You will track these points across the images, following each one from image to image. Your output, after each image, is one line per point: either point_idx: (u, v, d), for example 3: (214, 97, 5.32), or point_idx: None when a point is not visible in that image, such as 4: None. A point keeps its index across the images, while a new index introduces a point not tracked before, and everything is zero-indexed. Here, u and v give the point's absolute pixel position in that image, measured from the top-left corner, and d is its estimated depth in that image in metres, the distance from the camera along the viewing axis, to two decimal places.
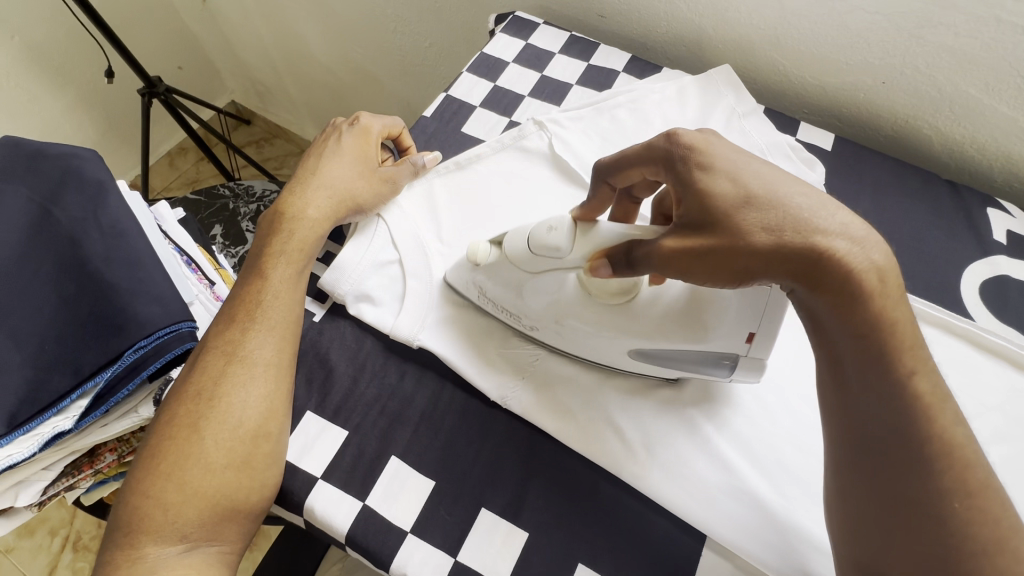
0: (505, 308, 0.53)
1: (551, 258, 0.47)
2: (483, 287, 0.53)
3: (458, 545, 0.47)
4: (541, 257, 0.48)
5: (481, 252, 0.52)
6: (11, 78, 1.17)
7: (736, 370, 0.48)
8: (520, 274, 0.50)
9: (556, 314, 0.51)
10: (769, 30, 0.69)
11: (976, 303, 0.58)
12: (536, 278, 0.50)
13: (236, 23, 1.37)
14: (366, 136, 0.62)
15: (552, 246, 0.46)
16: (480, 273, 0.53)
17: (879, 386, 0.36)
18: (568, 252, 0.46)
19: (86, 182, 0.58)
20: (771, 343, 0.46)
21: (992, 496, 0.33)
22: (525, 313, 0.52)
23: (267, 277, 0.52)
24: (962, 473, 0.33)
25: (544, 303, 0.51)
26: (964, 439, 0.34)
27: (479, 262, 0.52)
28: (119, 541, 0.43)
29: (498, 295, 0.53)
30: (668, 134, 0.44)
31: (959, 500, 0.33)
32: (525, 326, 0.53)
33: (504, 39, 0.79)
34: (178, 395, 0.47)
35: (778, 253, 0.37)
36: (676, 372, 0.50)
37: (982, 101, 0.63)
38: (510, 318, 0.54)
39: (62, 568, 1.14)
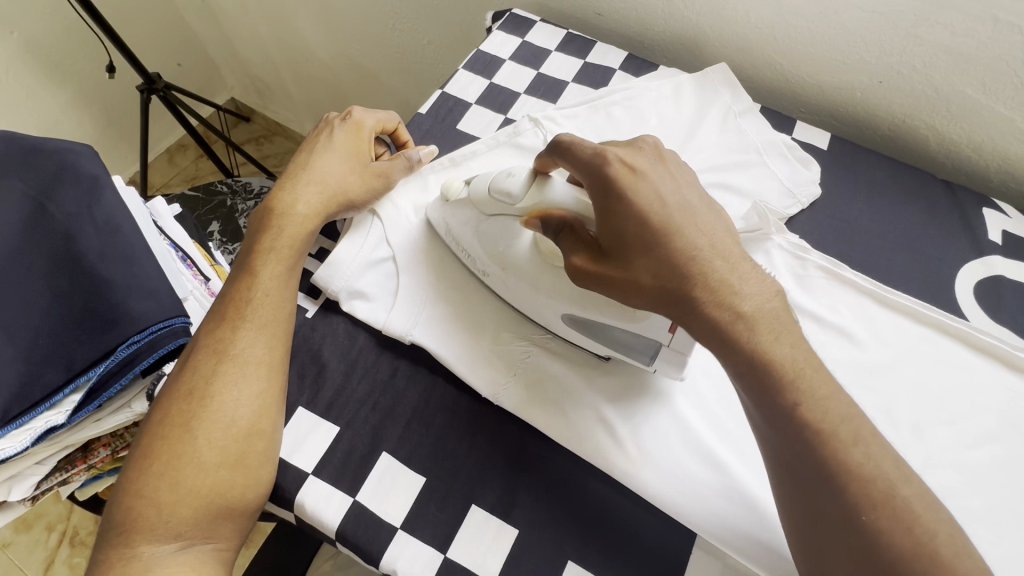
0: (464, 248, 0.57)
1: (504, 202, 0.52)
2: (447, 220, 0.58)
3: (449, 542, 0.47)
4: (499, 199, 0.52)
5: (455, 189, 0.58)
6: (10, 74, 1.18)
7: (658, 358, 0.48)
8: (479, 214, 0.56)
9: (501, 260, 0.55)
10: (766, 28, 0.69)
11: (971, 303, 0.58)
12: (489, 220, 0.55)
13: (235, 20, 1.36)
14: (358, 130, 0.61)
15: (506, 190, 0.51)
16: (448, 208, 0.58)
17: (787, 411, 0.36)
18: (517, 199, 0.51)
19: (82, 178, 0.58)
20: (692, 338, 0.46)
21: (911, 502, 0.33)
22: (478, 255, 0.56)
23: (258, 275, 0.52)
24: (868, 484, 0.34)
25: (494, 248, 0.55)
26: (863, 458, 0.35)
27: (450, 196, 0.58)
28: (112, 541, 0.42)
29: (460, 233, 0.57)
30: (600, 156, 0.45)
31: (866, 513, 0.33)
32: (478, 271, 0.57)
33: (501, 37, 0.79)
34: (170, 395, 0.47)
35: (663, 295, 0.40)
36: (606, 350, 0.51)
37: (979, 100, 0.62)
38: (466, 260, 0.57)
39: (59, 563, 1.14)
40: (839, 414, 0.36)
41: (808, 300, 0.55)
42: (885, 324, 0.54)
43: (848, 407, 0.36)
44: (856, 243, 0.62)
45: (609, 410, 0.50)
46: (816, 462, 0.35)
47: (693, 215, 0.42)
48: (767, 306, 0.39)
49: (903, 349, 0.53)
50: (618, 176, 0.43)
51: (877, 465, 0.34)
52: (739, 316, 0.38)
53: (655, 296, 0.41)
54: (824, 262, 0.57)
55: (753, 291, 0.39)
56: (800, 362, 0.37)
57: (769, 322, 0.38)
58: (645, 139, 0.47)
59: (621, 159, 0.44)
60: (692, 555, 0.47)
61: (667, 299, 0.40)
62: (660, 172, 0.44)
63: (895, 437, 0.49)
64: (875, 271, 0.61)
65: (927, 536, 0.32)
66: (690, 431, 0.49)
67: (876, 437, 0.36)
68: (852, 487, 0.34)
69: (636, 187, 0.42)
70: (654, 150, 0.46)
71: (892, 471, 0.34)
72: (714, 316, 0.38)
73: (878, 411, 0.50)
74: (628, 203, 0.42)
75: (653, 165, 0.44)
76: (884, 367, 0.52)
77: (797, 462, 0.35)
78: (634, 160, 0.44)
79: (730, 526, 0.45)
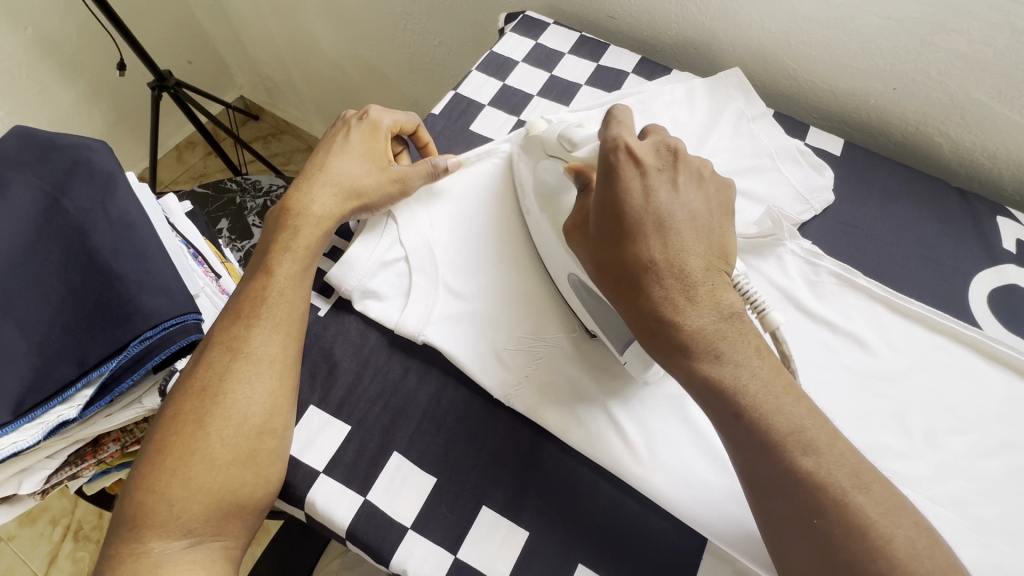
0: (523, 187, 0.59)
1: (564, 148, 0.53)
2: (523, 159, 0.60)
3: (459, 543, 0.47)
4: (562, 144, 0.53)
5: (536, 128, 0.58)
6: (23, 70, 1.19)
7: (629, 348, 0.48)
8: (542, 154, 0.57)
9: (545, 202, 0.56)
10: (780, 33, 0.69)
11: (985, 312, 0.58)
12: (549, 161, 0.55)
13: (245, 18, 1.37)
14: (376, 130, 0.61)
15: (570, 138, 0.52)
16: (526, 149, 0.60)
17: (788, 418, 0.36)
18: (577, 147, 0.51)
19: (95, 172, 0.58)
20: None
21: (866, 508, 0.34)
22: (529, 195, 0.58)
23: (273, 273, 0.52)
24: (818, 490, 0.34)
25: (546, 190, 0.56)
26: (813, 466, 0.35)
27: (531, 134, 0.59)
28: (124, 535, 0.42)
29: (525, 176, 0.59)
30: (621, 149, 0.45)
31: (817, 517, 0.34)
32: (524, 209, 0.59)
33: (515, 39, 0.79)
34: (184, 390, 0.47)
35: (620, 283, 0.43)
36: (595, 326, 0.51)
37: (994, 108, 0.62)
38: (520, 193, 0.60)
39: (63, 557, 1.14)
40: (784, 427, 0.36)
41: (820, 306, 0.55)
42: (897, 331, 0.54)
43: (802, 418, 0.37)
44: (868, 248, 0.62)
45: (619, 413, 0.50)
46: (837, 472, 0.35)
47: (671, 229, 0.43)
48: (711, 327, 0.40)
49: (916, 357, 0.52)
50: (618, 169, 0.44)
51: (830, 474, 0.35)
52: (677, 328, 0.40)
53: (610, 281, 0.44)
54: (838, 268, 0.56)
55: (703, 312, 0.40)
56: (744, 379, 0.38)
57: (713, 342, 0.39)
58: (671, 139, 0.46)
59: (630, 154, 0.45)
60: (702, 560, 0.47)
61: (619, 292, 0.43)
62: (662, 177, 0.44)
63: (907, 445, 0.48)
64: (889, 278, 0.61)
65: (884, 539, 0.33)
66: (703, 437, 0.49)
67: (832, 446, 0.36)
68: (866, 504, 0.34)
69: (630, 184, 0.44)
70: (672, 155, 0.46)
71: (844, 479, 0.35)
72: (654, 318, 0.41)
73: (890, 417, 0.50)
74: (614, 198, 0.44)
75: (660, 171, 0.45)
76: (897, 374, 0.52)
77: (752, 465, 0.37)
78: (644, 159, 0.45)
79: (742, 533, 0.45)
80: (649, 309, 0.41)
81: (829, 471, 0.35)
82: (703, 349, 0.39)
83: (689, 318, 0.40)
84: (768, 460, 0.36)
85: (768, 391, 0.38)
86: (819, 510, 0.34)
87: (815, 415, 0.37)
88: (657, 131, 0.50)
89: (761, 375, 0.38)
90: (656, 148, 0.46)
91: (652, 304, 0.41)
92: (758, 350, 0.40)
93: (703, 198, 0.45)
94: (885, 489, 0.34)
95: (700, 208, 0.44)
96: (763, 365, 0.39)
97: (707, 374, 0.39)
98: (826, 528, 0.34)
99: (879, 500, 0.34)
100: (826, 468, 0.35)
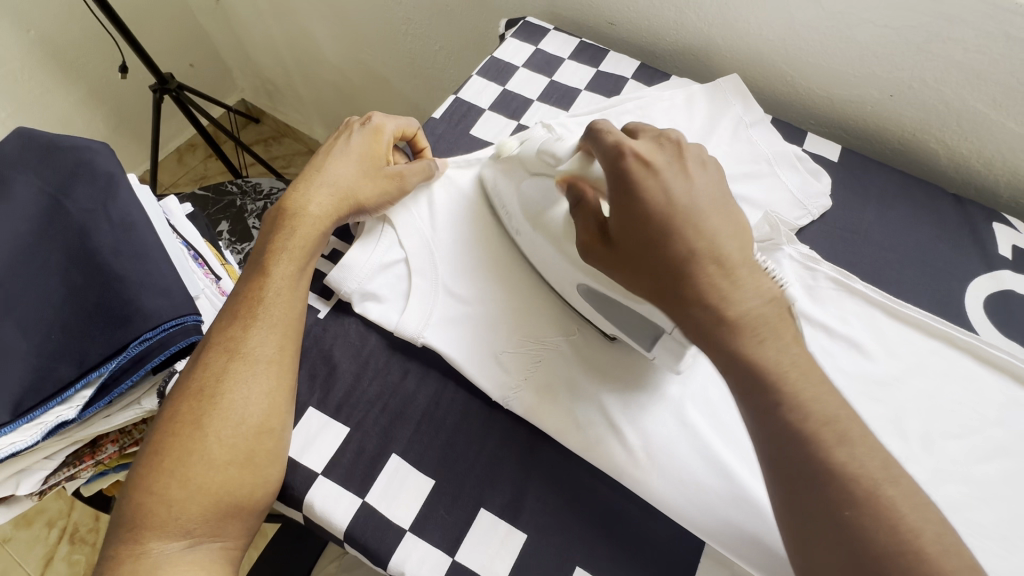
0: (506, 208, 0.60)
1: (546, 163, 0.54)
2: (496, 182, 0.60)
3: (457, 545, 0.47)
4: (543, 159, 0.54)
5: (508, 148, 0.60)
6: (25, 72, 1.19)
7: (657, 344, 0.48)
8: (524, 173, 0.57)
9: (534, 220, 0.56)
10: (777, 41, 0.70)
11: (980, 317, 0.58)
12: (531, 180, 0.57)
13: (247, 22, 1.38)
14: (376, 135, 0.61)
15: (552, 153, 0.53)
16: (500, 168, 0.60)
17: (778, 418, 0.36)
18: (560, 161, 0.52)
19: (97, 174, 0.58)
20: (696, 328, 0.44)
21: (897, 502, 0.33)
22: (515, 214, 0.58)
23: (269, 273, 0.52)
24: (851, 481, 0.34)
25: (530, 208, 0.57)
26: (846, 457, 0.35)
27: (503, 155, 0.60)
28: (122, 537, 0.42)
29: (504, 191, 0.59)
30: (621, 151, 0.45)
31: (848, 509, 0.33)
32: (513, 229, 0.59)
33: (515, 44, 0.79)
34: (181, 391, 0.47)
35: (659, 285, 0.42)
36: (612, 328, 0.52)
37: (990, 116, 0.63)
38: (505, 217, 0.60)
39: (58, 560, 1.14)
40: (819, 416, 0.36)
41: (819, 311, 0.56)
42: (895, 336, 0.54)
43: (835, 408, 0.36)
44: (865, 253, 0.63)
45: (618, 416, 0.50)
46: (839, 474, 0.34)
47: (699, 215, 0.42)
48: (757, 310, 0.39)
49: (913, 362, 0.53)
50: (629, 172, 0.44)
51: (862, 466, 0.34)
52: (723, 320, 0.39)
53: (650, 282, 0.43)
54: (835, 273, 0.57)
55: (746, 294, 0.40)
56: (785, 364, 0.38)
57: (758, 328, 0.39)
58: (669, 133, 0.47)
59: (637, 155, 0.45)
60: (700, 561, 0.47)
61: (660, 295, 0.42)
62: (674, 169, 0.44)
63: (904, 449, 0.49)
64: (885, 284, 0.61)
65: (913, 533, 0.32)
66: (701, 439, 0.49)
67: (865, 438, 0.35)
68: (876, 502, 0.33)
69: (645, 182, 0.43)
70: (676, 146, 0.46)
71: (876, 471, 0.34)
72: (701, 314, 0.40)
73: (888, 422, 0.50)
74: (636, 202, 0.43)
75: (669, 164, 0.45)
76: (894, 379, 0.52)
77: (783, 456, 0.36)
78: (652, 156, 0.45)
79: (737, 535, 0.45)
80: (694, 303, 0.40)
81: (862, 463, 0.34)
82: (748, 334, 0.39)
83: (724, 308, 0.39)
84: (793, 458, 0.35)
85: (807, 379, 0.37)
86: (849, 501, 0.33)
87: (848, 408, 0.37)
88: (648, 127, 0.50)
89: (797, 363, 0.38)
90: (657, 142, 0.47)
91: (696, 296, 0.40)
92: (796, 338, 0.39)
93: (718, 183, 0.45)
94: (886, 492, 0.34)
95: (716, 189, 0.44)
96: (801, 352, 0.38)
97: (748, 362, 0.38)
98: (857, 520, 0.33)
99: (910, 495, 0.33)
100: (859, 460, 0.34)
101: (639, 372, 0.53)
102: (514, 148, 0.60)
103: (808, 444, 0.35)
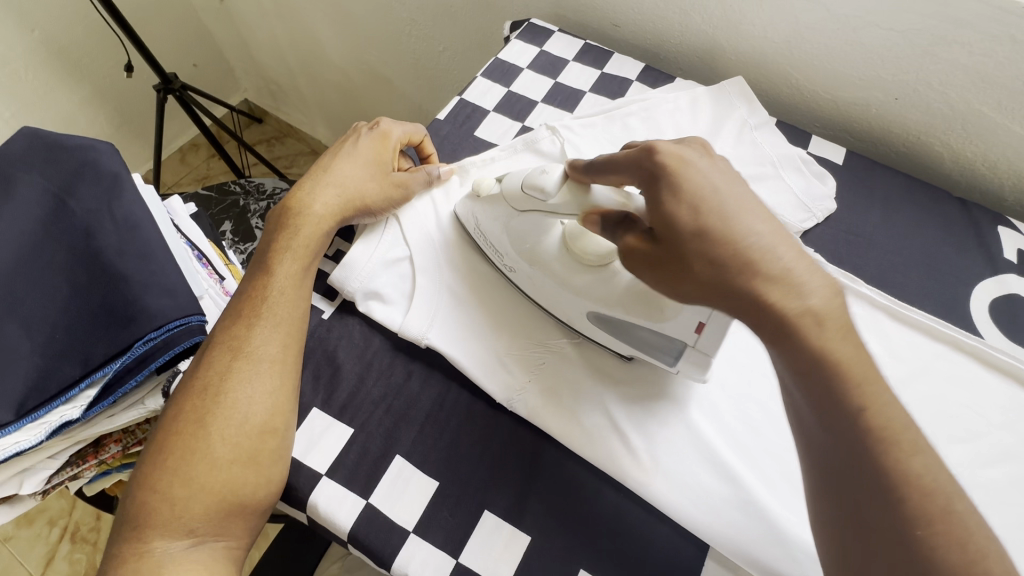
0: (493, 245, 0.57)
1: (536, 197, 0.52)
2: (477, 219, 0.58)
3: (460, 547, 0.47)
4: (531, 194, 0.52)
5: (485, 187, 0.57)
6: (29, 71, 1.19)
7: (681, 359, 0.49)
8: (511, 211, 0.56)
9: (530, 257, 0.55)
10: (782, 43, 0.70)
11: (985, 320, 0.58)
12: (518, 216, 0.55)
13: (251, 22, 1.38)
14: (384, 139, 0.61)
15: (540, 187, 0.51)
16: (479, 205, 0.58)
17: None
18: (550, 195, 0.51)
19: (102, 174, 0.58)
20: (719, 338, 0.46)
21: (969, 517, 0.30)
22: (506, 251, 0.56)
23: (273, 273, 0.53)
24: None
25: (523, 244, 0.55)
26: (921, 468, 0.31)
27: (482, 194, 0.57)
28: (126, 535, 0.43)
29: (490, 231, 0.57)
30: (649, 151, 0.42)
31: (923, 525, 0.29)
32: (504, 267, 0.57)
33: (519, 46, 0.80)
34: (185, 390, 0.47)
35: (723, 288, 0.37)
36: (626, 350, 0.52)
37: (995, 119, 0.63)
38: (493, 255, 0.58)
39: (59, 559, 1.14)
40: (889, 419, 0.32)
41: None
42: (900, 340, 0.54)
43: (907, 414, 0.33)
44: (869, 256, 0.63)
45: (622, 418, 0.50)
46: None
47: (745, 206, 0.39)
48: (833, 302, 0.35)
49: (918, 365, 0.53)
50: (665, 169, 0.41)
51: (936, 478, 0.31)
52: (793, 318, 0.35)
53: (714, 288, 0.38)
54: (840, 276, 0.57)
55: (814, 287, 0.36)
56: (866, 367, 0.34)
57: (829, 323, 0.35)
58: (692, 137, 0.45)
59: (668, 152, 0.42)
60: (704, 565, 0.47)
61: (732, 297, 0.37)
62: (708, 163, 0.41)
63: None
64: (890, 287, 0.61)
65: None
66: (705, 442, 0.49)
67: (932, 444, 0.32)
68: None
69: (687, 178, 0.40)
70: (701, 146, 0.43)
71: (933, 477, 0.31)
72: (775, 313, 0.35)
73: None
74: (678, 194, 0.39)
75: (702, 158, 0.42)
76: (898, 382, 0.52)
77: (846, 470, 0.32)
78: (682, 151, 0.42)
79: (741, 537, 0.45)
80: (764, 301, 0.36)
81: (935, 475, 0.31)
82: (817, 327, 0.35)
83: (789, 301, 0.35)
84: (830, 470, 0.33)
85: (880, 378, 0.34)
86: (920, 519, 0.30)
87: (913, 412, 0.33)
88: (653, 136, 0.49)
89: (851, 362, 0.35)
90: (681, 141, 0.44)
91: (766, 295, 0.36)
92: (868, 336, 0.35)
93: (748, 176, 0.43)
94: None
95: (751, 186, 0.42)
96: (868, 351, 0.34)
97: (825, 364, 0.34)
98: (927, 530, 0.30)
99: None
100: (935, 471, 0.31)
101: (642, 375, 0.53)
102: (492, 185, 0.57)
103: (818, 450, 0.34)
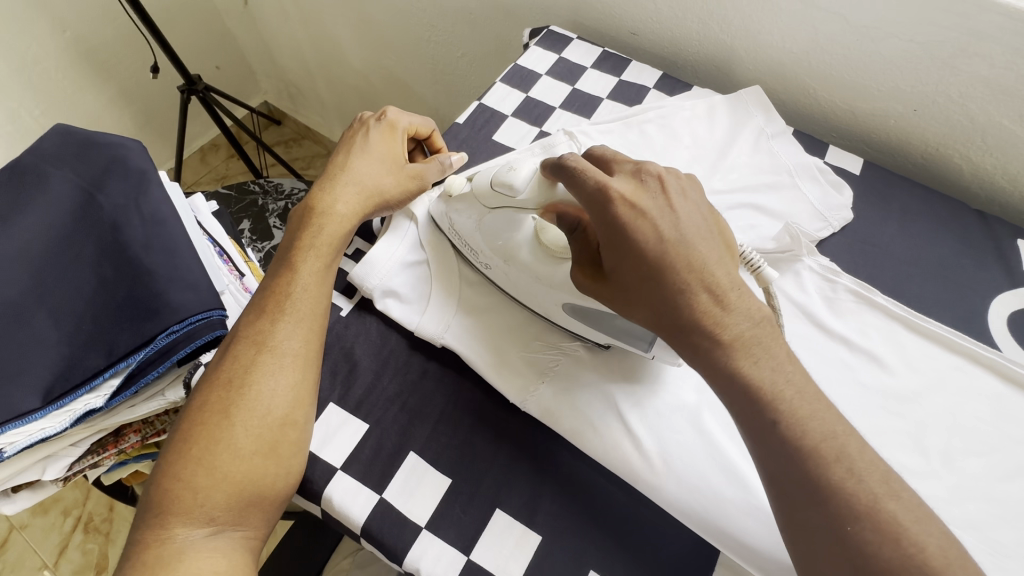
0: (467, 243, 0.59)
1: (505, 195, 0.52)
2: (450, 219, 0.59)
3: (472, 544, 0.47)
4: (499, 190, 0.53)
5: (456, 187, 0.59)
6: (60, 71, 1.23)
7: (655, 345, 0.49)
8: (481, 208, 0.56)
9: (504, 252, 0.57)
10: (800, 53, 0.70)
11: (1004, 333, 0.58)
12: (490, 214, 0.56)
13: (274, 26, 1.41)
14: (395, 133, 0.62)
15: (509, 185, 0.52)
16: (451, 207, 0.59)
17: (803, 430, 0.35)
18: (519, 192, 0.51)
19: (131, 171, 0.60)
20: None
21: (899, 516, 0.32)
22: (482, 249, 0.58)
23: (296, 269, 0.54)
24: (882, 496, 0.33)
25: (495, 240, 0.57)
26: (844, 473, 0.34)
27: (452, 194, 0.59)
28: (149, 522, 0.43)
29: (464, 227, 0.58)
30: (602, 193, 0.42)
31: (850, 524, 0.32)
32: (481, 263, 0.59)
33: (539, 52, 0.81)
34: (210, 381, 0.48)
35: (655, 321, 0.41)
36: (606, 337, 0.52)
37: (1017, 132, 0.62)
38: (467, 252, 0.59)
39: (72, 548, 1.16)
40: (818, 433, 0.35)
41: (838, 324, 0.56)
42: (916, 351, 0.54)
43: (832, 425, 0.35)
44: (885, 266, 0.63)
45: (633, 420, 0.50)
46: (865, 487, 0.33)
47: (689, 249, 0.40)
48: (748, 332, 0.38)
49: (934, 378, 0.52)
50: (617, 218, 0.41)
51: (862, 483, 0.33)
52: (717, 341, 0.38)
53: (646, 318, 0.41)
54: (855, 286, 0.57)
55: (740, 316, 0.38)
56: (780, 383, 0.36)
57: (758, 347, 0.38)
58: (649, 167, 0.44)
59: (622, 198, 0.41)
60: (714, 569, 0.47)
61: (657, 322, 0.41)
62: (659, 203, 0.42)
63: (924, 465, 0.48)
64: (907, 297, 0.61)
65: (917, 548, 0.31)
66: (716, 447, 0.49)
67: (863, 452, 0.34)
68: (902, 514, 0.32)
69: (638, 227, 0.40)
70: (657, 180, 0.43)
71: (875, 487, 0.33)
72: (699, 337, 0.39)
73: (908, 437, 0.49)
74: (628, 248, 0.41)
75: (655, 200, 0.42)
76: (914, 394, 0.52)
77: (784, 470, 0.35)
78: (637, 197, 0.42)
79: (756, 545, 0.44)
80: (692, 327, 0.39)
81: (862, 479, 0.33)
82: (742, 354, 0.37)
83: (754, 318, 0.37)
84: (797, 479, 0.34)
85: (802, 397, 0.36)
86: (850, 517, 0.32)
87: (844, 423, 0.36)
88: (613, 157, 0.47)
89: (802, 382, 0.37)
90: (637, 177, 0.43)
91: (691, 325, 0.39)
92: (790, 356, 0.38)
93: (698, 207, 0.43)
94: (912, 503, 0.33)
95: (703, 217, 0.42)
96: (795, 370, 0.38)
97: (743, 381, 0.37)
98: (884, 543, 0.32)
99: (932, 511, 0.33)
100: (858, 475, 0.33)
101: (655, 378, 0.53)
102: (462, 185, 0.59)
103: (831, 456, 0.34)
